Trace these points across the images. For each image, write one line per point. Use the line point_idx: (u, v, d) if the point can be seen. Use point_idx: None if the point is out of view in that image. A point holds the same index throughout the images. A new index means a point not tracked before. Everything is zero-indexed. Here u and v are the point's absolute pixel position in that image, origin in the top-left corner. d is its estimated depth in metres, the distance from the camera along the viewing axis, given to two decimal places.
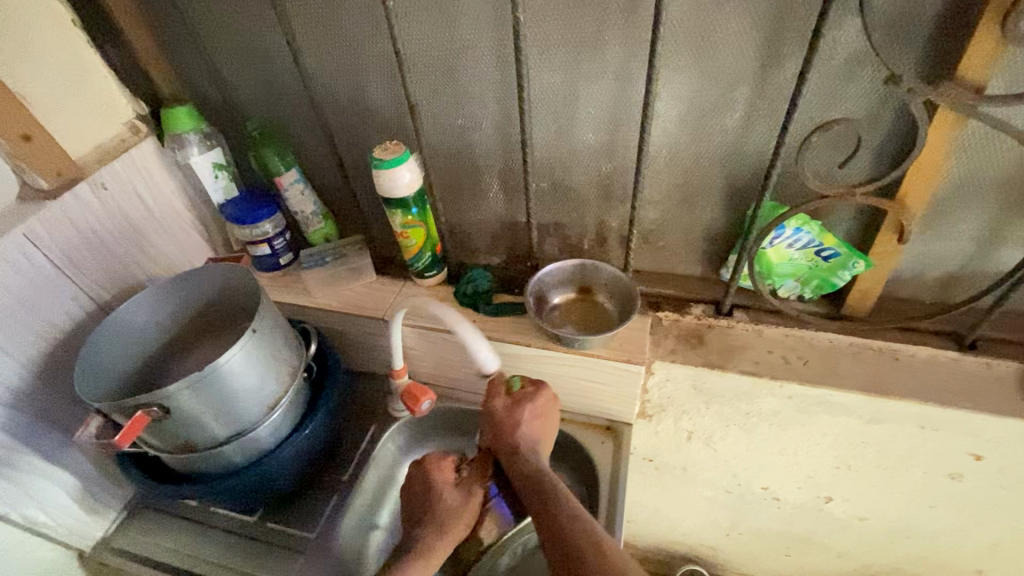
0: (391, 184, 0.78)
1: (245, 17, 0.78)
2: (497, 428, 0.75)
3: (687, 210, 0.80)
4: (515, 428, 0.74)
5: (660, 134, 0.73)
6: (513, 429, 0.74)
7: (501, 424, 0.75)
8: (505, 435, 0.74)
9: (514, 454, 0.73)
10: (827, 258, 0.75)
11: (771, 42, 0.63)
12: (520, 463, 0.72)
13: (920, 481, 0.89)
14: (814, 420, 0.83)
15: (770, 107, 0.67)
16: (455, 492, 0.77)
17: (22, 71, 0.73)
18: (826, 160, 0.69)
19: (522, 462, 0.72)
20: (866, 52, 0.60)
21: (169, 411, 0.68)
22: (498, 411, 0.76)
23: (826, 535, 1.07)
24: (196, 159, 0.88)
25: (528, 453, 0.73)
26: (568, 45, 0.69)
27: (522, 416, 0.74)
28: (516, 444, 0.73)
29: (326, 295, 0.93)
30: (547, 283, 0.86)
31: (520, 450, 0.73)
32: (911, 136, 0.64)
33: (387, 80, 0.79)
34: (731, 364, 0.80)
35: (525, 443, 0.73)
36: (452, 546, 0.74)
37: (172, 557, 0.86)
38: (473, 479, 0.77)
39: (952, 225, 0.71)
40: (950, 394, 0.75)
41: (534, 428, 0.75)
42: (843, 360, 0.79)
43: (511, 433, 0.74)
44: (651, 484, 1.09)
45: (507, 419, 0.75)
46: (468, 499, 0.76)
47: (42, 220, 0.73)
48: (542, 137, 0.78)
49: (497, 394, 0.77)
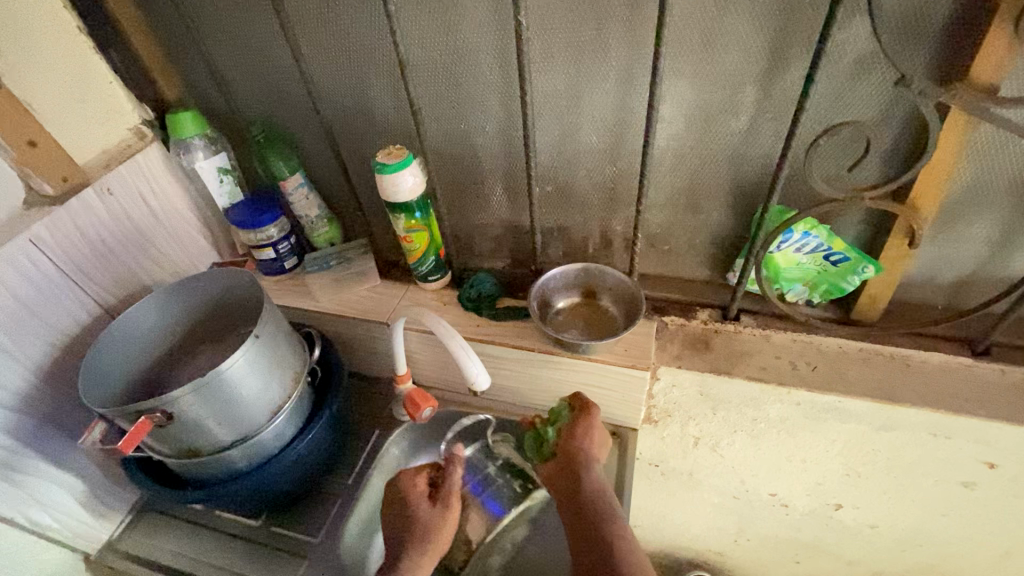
0: (394, 189, 0.77)
1: (247, 21, 0.78)
2: (580, 436, 0.75)
3: (693, 214, 0.79)
4: (597, 444, 0.75)
5: (664, 137, 0.72)
6: (594, 443, 0.75)
7: (589, 430, 0.75)
8: (586, 446, 0.74)
9: (589, 464, 0.72)
10: (837, 263, 0.74)
11: (777, 43, 0.62)
12: (593, 477, 0.71)
13: (931, 490, 0.88)
14: (823, 427, 0.82)
15: (777, 109, 0.66)
16: (433, 509, 0.77)
17: (28, 77, 0.73)
18: (835, 163, 0.68)
19: (596, 475, 0.71)
20: (875, 53, 0.59)
21: (173, 416, 0.68)
22: (587, 420, 0.75)
23: (835, 542, 1.06)
24: (202, 163, 0.88)
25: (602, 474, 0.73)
26: (572, 47, 0.68)
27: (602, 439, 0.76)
28: (595, 458, 0.74)
29: (330, 299, 0.93)
30: (551, 288, 0.85)
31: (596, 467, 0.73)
32: (922, 138, 0.63)
33: (390, 83, 0.78)
34: (738, 370, 0.79)
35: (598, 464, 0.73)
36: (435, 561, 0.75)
37: (177, 561, 0.86)
38: (448, 494, 0.78)
39: (965, 229, 0.69)
40: (962, 401, 0.74)
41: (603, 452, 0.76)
42: (852, 366, 0.78)
43: (593, 446, 0.74)
44: (657, 489, 1.07)
45: (590, 430, 0.75)
46: (448, 516, 0.77)
47: (49, 225, 0.74)
48: (547, 141, 0.77)
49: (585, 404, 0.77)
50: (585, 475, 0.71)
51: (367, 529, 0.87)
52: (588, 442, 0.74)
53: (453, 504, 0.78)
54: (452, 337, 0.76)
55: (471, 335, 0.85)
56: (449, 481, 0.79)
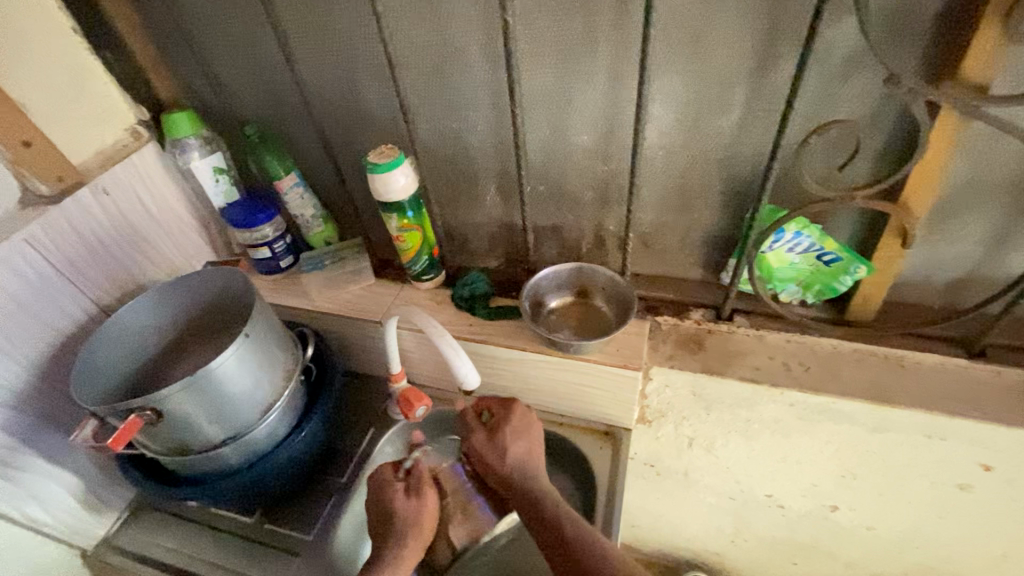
0: (385, 188, 0.77)
1: (239, 22, 0.78)
2: (486, 460, 0.77)
3: (685, 213, 0.79)
4: (501, 455, 0.75)
5: (655, 136, 0.72)
6: (499, 454, 0.76)
7: (487, 447, 0.77)
8: (495, 464, 0.76)
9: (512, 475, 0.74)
10: (829, 263, 0.74)
11: (767, 42, 0.61)
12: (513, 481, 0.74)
13: (928, 491, 0.87)
14: (817, 428, 0.81)
15: (767, 109, 0.66)
16: (408, 501, 0.77)
17: (23, 78, 0.74)
18: (826, 162, 0.67)
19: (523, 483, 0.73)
20: (864, 51, 0.58)
21: (163, 414, 0.69)
22: (479, 445, 0.77)
23: (832, 544, 1.05)
24: (197, 163, 0.88)
25: (525, 471, 0.74)
26: (560, 47, 0.68)
27: (502, 443, 0.76)
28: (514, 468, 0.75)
29: (324, 298, 0.93)
30: (543, 288, 0.85)
31: (520, 470, 0.74)
32: (913, 138, 0.62)
33: (381, 83, 0.79)
34: (731, 370, 0.79)
35: (520, 467, 0.75)
36: (418, 552, 0.75)
37: (172, 557, 0.86)
38: (422, 483, 0.78)
39: (958, 229, 0.68)
40: (957, 403, 0.73)
41: (521, 449, 0.76)
42: (846, 367, 0.77)
43: (498, 459, 0.75)
44: (653, 489, 1.07)
45: (490, 451, 0.76)
46: (423, 509, 0.76)
47: (43, 224, 0.74)
48: (537, 140, 0.77)
49: (476, 428, 0.79)
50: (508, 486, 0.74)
51: (362, 521, 0.89)
52: (501, 458, 0.75)
53: (428, 495, 0.77)
54: (442, 337, 0.76)
55: (464, 335, 0.85)
56: (419, 474, 0.79)
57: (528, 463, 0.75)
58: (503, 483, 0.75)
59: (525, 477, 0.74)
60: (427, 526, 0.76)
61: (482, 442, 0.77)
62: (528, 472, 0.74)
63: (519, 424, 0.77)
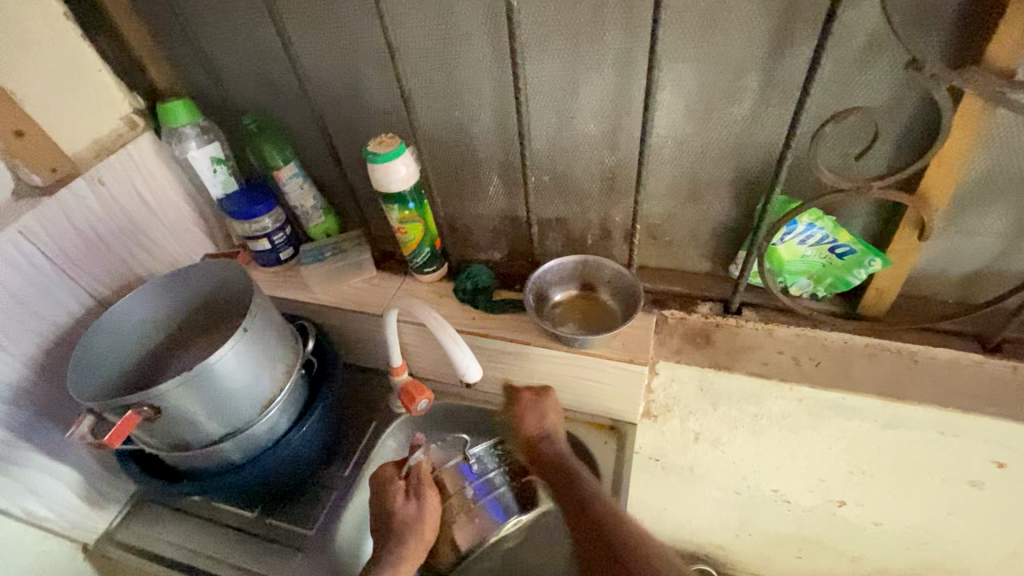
0: (386, 178, 0.76)
1: (236, 8, 0.76)
2: (523, 420, 0.76)
3: (693, 205, 0.77)
4: (542, 419, 0.76)
5: (664, 125, 0.70)
6: (540, 418, 0.76)
7: (530, 407, 0.77)
8: (532, 425, 0.75)
9: (548, 437, 0.74)
10: (842, 256, 0.72)
11: (782, 26, 0.59)
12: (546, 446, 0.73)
13: (938, 488, 0.85)
14: (827, 424, 0.80)
15: (781, 97, 0.64)
16: (407, 504, 0.76)
17: (14, 67, 0.72)
18: (842, 152, 0.65)
19: (558, 447, 0.73)
20: (885, 35, 0.56)
21: (161, 410, 0.67)
22: (524, 402, 0.77)
23: (838, 538, 1.04)
24: (194, 153, 0.86)
25: (556, 441, 0.74)
26: (566, 32, 0.65)
27: (547, 408, 0.77)
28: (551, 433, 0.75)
29: (325, 290, 0.92)
30: (547, 280, 0.83)
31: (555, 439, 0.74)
32: (935, 126, 0.60)
33: (381, 72, 0.76)
34: (739, 365, 0.77)
35: (553, 436, 0.74)
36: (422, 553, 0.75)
37: (173, 552, 0.85)
38: (422, 484, 0.78)
39: (977, 221, 0.66)
40: (971, 399, 0.71)
41: (558, 421, 0.76)
42: (858, 362, 0.75)
43: (538, 422, 0.75)
44: (658, 483, 1.06)
45: (530, 411, 0.76)
46: (425, 510, 0.76)
47: (38, 216, 0.73)
48: (542, 129, 0.75)
49: (523, 387, 0.79)
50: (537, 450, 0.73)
51: (364, 518, 0.88)
52: (540, 422, 0.75)
53: (429, 496, 0.77)
54: (443, 329, 0.75)
55: (466, 328, 0.83)
56: (418, 475, 0.78)
57: (561, 436, 0.75)
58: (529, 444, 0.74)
59: (558, 444, 0.73)
60: (427, 529, 0.75)
61: (523, 402, 0.77)
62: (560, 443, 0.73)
63: (556, 401, 0.78)
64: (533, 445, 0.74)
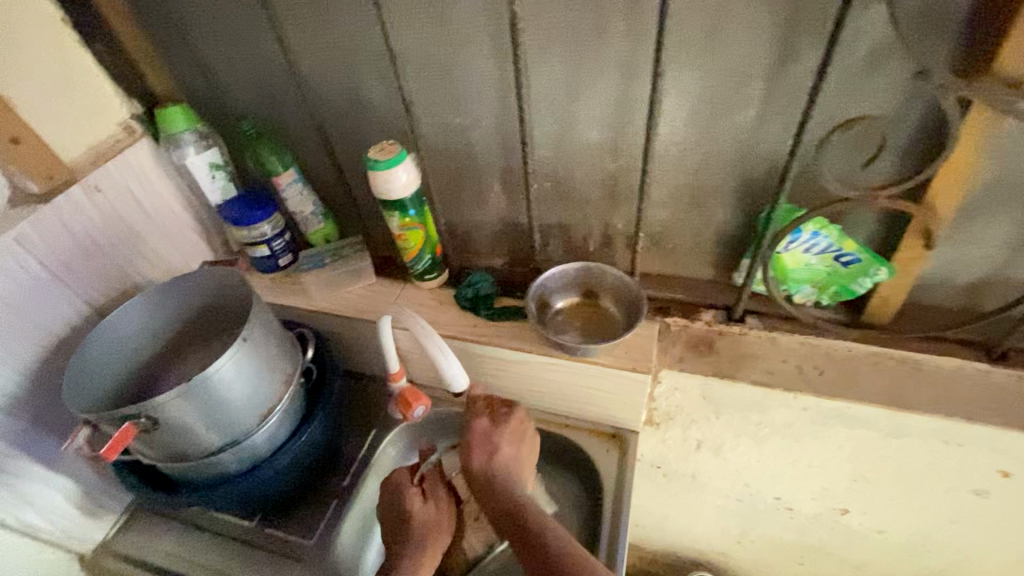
0: (387, 185, 0.75)
1: (235, 14, 0.75)
2: (470, 461, 0.72)
3: (696, 212, 0.76)
4: (493, 453, 0.72)
5: (668, 133, 0.69)
6: (490, 449, 0.73)
7: (479, 444, 0.73)
8: (483, 458, 0.72)
9: (502, 474, 0.71)
10: (847, 264, 0.71)
11: (787, 34, 0.58)
12: (499, 483, 0.70)
13: (942, 497, 0.85)
14: (831, 433, 0.79)
15: (786, 105, 0.63)
16: (425, 505, 0.76)
17: (10, 73, 0.71)
18: (848, 160, 0.64)
19: (510, 485, 0.70)
20: (891, 44, 0.55)
21: (158, 422, 0.66)
22: (478, 430, 0.74)
23: (841, 546, 1.04)
24: (193, 160, 0.85)
25: (511, 479, 0.71)
26: (568, 39, 0.65)
27: (499, 440, 0.73)
28: (501, 468, 0.72)
29: (324, 297, 0.91)
30: (550, 288, 0.82)
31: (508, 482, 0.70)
32: (942, 135, 0.59)
33: (381, 78, 0.76)
34: (742, 374, 0.77)
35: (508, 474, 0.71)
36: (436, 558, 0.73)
37: (171, 562, 0.84)
38: (438, 486, 0.78)
39: (983, 230, 0.66)
40: (977, 408, 0.71)
41: (511, 452, 0.73)
42: (863, 371, 0.75)
43: (488, 458, 0.72)
44: (659, 490, 1.05)
45: (483, 442, 0.73)
46: (442, 512, 0.76)
47: (34, 224, 0.72)
48: (543, 137, 0.74)
49: (480, 413, 0.76)
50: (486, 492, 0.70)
51: (364, 526, 0.87)
52: (490, 454, 0.72)
53: (445, 500, 0.78)
54: (430, 336, 0.76)
55: (467, 336, 0.83)
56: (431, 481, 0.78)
57: (512, 471, 0.72)
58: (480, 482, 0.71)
59: (512, 484, 0.70)
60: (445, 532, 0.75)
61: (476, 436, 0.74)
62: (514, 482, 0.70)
63: (515, 427, 0.75)
64: (484, 483, 0.70)
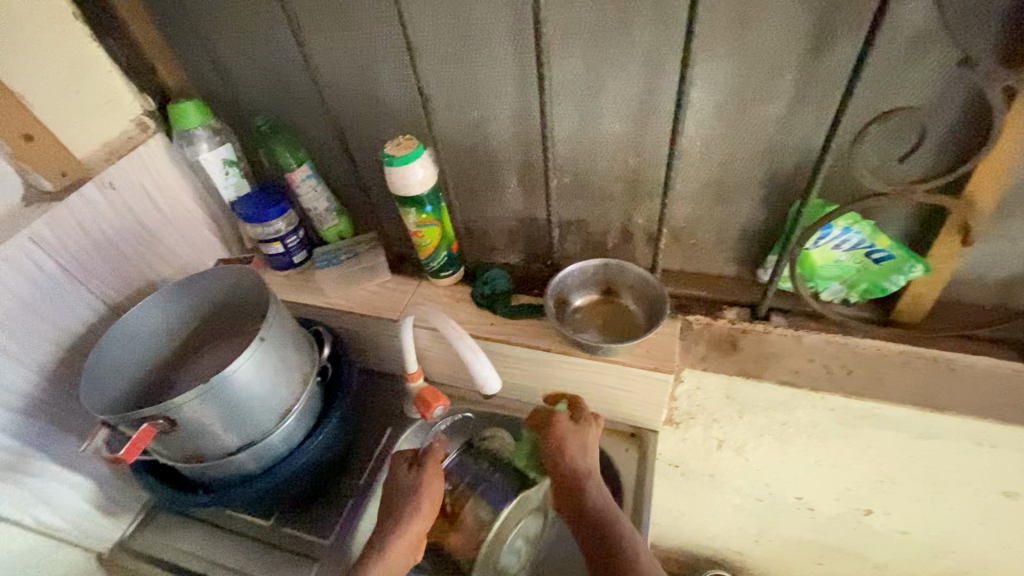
0: (403, 182, 0.73)
1: (249, 7, 0.73)
2: (563, 450, 0.69)
3: (721, 207, 0.74)
4: (585, 453, 0.70)
5: (693, 125, 0.67)
6: (582, 450, 0.70)
7: (575, 444, 0.70)
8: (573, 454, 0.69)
9: (591, 475, 0.68)
10: (878, 261, 0.69)
11: (821, 22, 0.56)
12: (590, 487, 0.67)
13: (970, 498, 0.83)
14: (857, 433, 0.77)
15: (818, 95, 0.61)
16: (409, 472, 0.71)
17: (22, 69, 0.70)
18: (881, 153, 0.62)
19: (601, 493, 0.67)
20: (932, 32, 0.53)
21: (176, 423, 0.66)
22: (565, 429, 0.71)
23: (862, 546, 1.02)
24: (207, 155, 0.84)
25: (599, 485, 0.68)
26: (592, 29, 0.63)
27: (586, 440, 0.71)
28: (590, 472, 0.69)
29: (338, 294, 0.90)
30: (569, 285, 0.81)
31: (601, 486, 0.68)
32: (983, 126, 0.57)
33: (398, 70, 0.74)
34: (768, 374, 0.75)
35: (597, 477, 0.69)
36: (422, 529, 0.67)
37: (189, 562, 0.84)
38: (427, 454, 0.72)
39: (1022, 225, 0.64)
40: (1012, 409, 0.69)
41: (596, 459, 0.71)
42: (892, 370, 0.73)
43: (581, 456, 0.69)
44: (677, 489, 1.04)
45: (574, 439, 0.71)
46: (425, 474, 0.70)
47: (49, 222, 0.71)
48: (565, 130, 0.73)
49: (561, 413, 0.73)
50: (578, 486, 0.67)
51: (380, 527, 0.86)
52: (579, 456, 0.69)
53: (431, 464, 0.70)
54: (461, 338, 0.73)
55: (485, 334, 0.81)
56: (430, 447, 0.73)
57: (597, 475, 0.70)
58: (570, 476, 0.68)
59: (597, 488, 0.67)
60: (437, 487, 0.69)
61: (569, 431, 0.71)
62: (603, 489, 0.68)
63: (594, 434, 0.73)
64: (574, 478, 0.67)
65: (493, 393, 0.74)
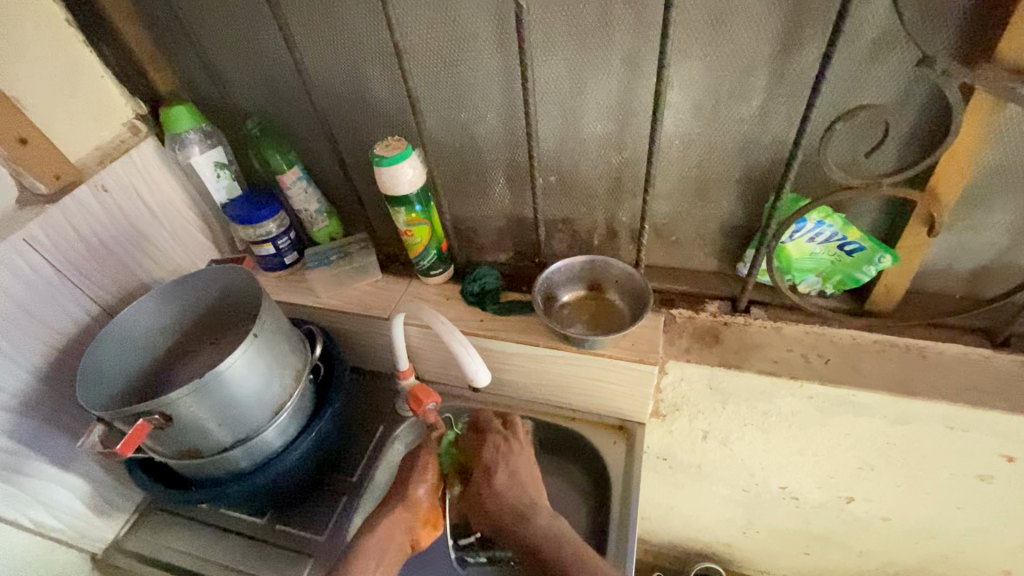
0: (392, 182, 0.75)
1: (240, 13, 0.75)
2: (493, 473, 0.74)
3: (701, 204, 0.77)
4: (510, 472, 0.74)
5: (672, 123, 0.70)
6: (507, 470, 0.74)
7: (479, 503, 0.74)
8: (500, 476, 0.73)
9: (517, 489, 0.73)
10: (851, 252, 0.72)
11: (791, 25, 0.59)
12: (528, 510, 0.71)
13: (946, 482, 0.86)
14: (836, 420, 0.80)
15: (790, 94, 0.64)
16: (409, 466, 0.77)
17: (16, 74, 0.71)
18: (850, 148, 0.65)
19: (535, 507, 0.71)
20: (895, 33, 0.56)
21: (171, 419, 0.67)
22: (490, 457, 0.75)
23: (846, 534, 1.04)
24: (198, 158, 0.85)
25: (532, 505, 0.71)
26: (574, 33, 0.65)
27: (508, 462, 0.74)
28: (520, 486, 0.73)
29: (330, 294, 0.91)
30: (555, 281, 0.83)
31: (514, 523, 0.70)
32: (944, 123, 0.61)
33: (387, 74, 0.76)
34: (748, 363, 0.77)
35: (520, 505, 0.71)
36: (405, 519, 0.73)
37: (183, 560, 0.84)
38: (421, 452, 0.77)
39: (985, 216, 0.67)
40: (981, 393, 0.72)
41: (522, 471, 0.74)
42: (867, 358, 0.76)
43: (508, 476, 0.73)
44: (665, 482, 1.06)
45: (500, 463, 0.74)
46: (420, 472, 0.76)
47: (42, 223, 0.72)
48: (549, 130, 0.75)
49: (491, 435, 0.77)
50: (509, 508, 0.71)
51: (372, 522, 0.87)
52: (505, 475, 0.73)
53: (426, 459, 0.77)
54: (450, 333, 0.75)
55: (474, 330, 0.83)
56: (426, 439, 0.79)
57: (529, 488, 0.73)
58: (504, 496, 0.72)
59: (531, 507, 0.71)
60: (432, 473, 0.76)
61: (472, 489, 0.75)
62: (523, 518, 0.70)
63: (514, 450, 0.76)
64: (506, 497, 0.72)
65: (482, 386, 0.75)
